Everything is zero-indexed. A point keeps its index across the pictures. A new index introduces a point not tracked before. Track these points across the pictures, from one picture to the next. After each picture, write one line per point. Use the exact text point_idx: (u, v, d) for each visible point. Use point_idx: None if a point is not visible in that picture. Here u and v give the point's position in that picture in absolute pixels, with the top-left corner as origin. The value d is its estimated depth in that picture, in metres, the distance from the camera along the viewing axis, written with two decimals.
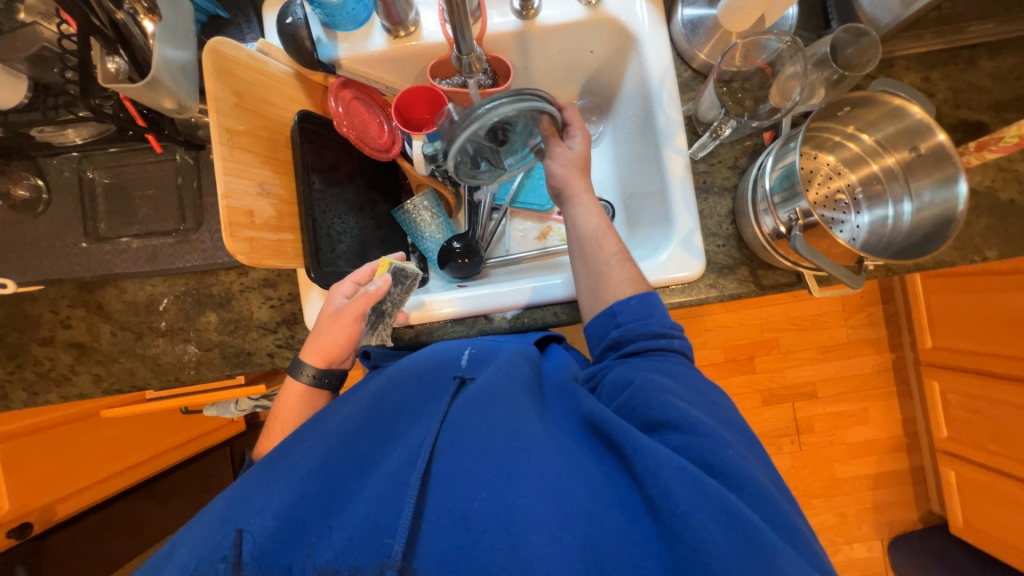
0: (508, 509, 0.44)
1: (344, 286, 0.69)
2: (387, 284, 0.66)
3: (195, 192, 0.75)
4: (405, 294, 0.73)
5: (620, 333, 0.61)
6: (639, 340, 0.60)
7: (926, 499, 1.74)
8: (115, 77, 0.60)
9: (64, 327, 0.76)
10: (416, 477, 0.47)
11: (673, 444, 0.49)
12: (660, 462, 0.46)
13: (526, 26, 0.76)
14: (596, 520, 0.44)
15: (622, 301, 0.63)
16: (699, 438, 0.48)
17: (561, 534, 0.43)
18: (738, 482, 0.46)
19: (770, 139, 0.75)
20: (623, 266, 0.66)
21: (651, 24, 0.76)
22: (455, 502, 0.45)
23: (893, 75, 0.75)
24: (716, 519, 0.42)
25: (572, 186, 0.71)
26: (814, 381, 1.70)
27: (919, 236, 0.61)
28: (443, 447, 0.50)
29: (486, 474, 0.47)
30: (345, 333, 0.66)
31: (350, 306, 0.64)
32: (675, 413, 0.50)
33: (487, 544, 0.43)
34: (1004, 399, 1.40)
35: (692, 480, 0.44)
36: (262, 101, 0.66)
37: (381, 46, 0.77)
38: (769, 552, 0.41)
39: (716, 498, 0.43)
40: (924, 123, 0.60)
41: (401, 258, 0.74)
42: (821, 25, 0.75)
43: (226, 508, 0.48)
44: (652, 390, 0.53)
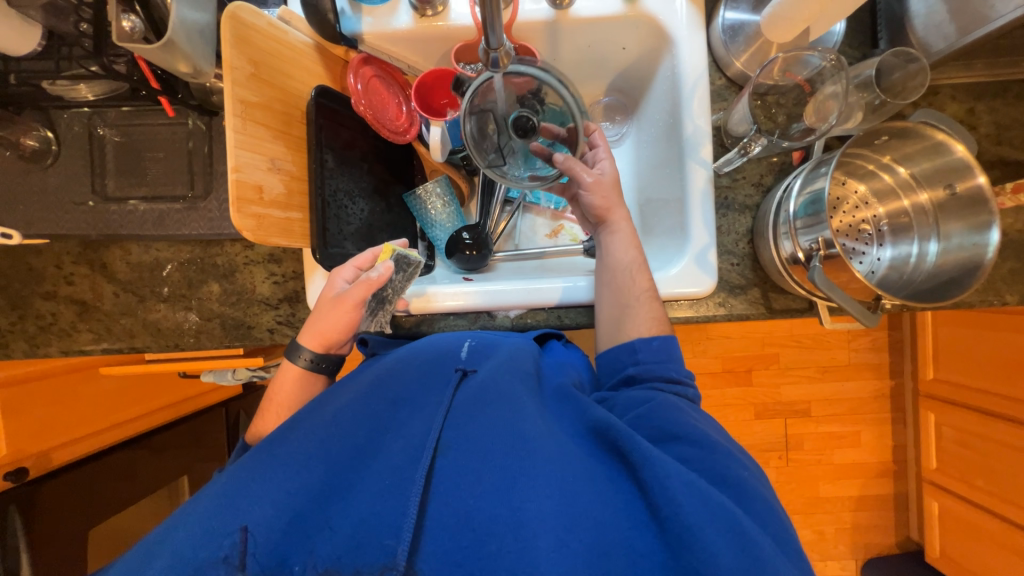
0: (515, 513, 0.44)
1: (346, 271, 0.67)
2: (389, 271, 0.65)
3: (205, 159, 0.73)
4: (405, 283, 0.73)
5: (637, 371, 0.60)
6: (653, 379, 0.59)
7: (905, 525, 1.76)
8: (131, 36, 0.57)
9: (67, 283, 0.76)
10: (419, 474, 0.47)
11: (683, 457, 0.49)
12: (669, 472, 0.45)
13: (558, 16, 0.73)
14: (602, 527, 0.44)
15: (644, 340, 0.61)
16: (707, 453, 0.49)
17: (569, 539, 0.43)
18: (743, 496, 0.47)
19: (800, 160, 0.73)
20: (649, 303, 0.64)
21: (690, 25, 0.72)
22: (461, 502, 0.46)
23: (936, 104, 0.72)
24: (722, 533, 0.42)
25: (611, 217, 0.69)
26: (810, 400, 1.70)
27: (940, 280, 0.60)
28: (447, 444, 0.50)
29: (492, 475, 0.47)
30: (346, 319, 0.65)
31: (352, 292, 0.63)
32: (685, 428, 0.51)
33: (492, 547, 0.43)
34: (999, 438, 1.39)
35: (698, 493, 0.44)
36: (279, 73, 0.64)
37: (407, 24, 0.74)
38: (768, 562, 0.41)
39: (723, 515, 0.43)
40: (965, 163, 0.57)
41: (405, 246, 0.74)
42: (868, 43, 0.72)
43: (224, 497, 0.47)
44: (665, 407, 0.53)
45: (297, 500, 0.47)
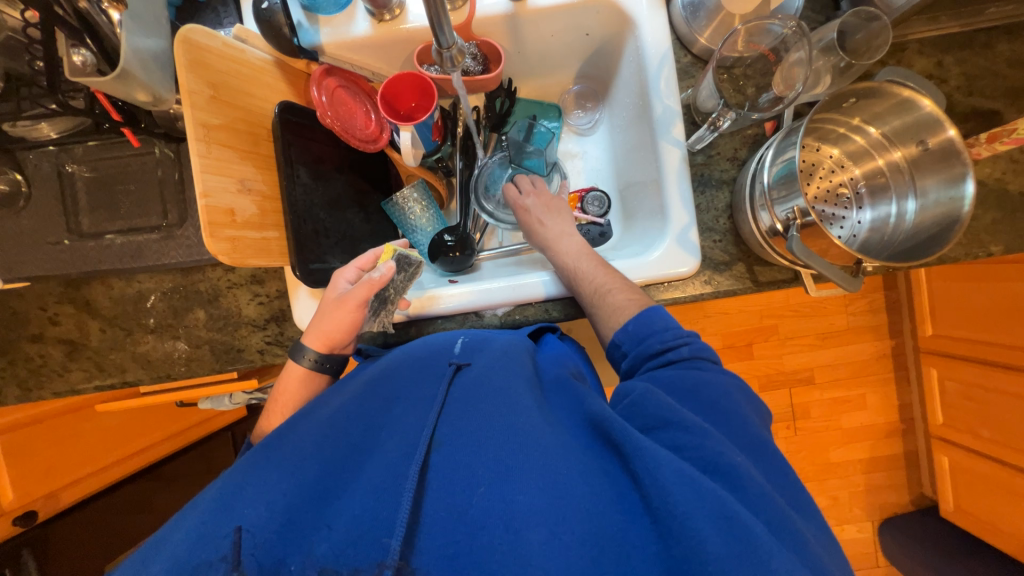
0: (506, 505, 0.44)
1: (349, 272, 0.68)
2: (392, 271, 0.66)
3: (178, 186, 0.73)
4: (408, 283, 0.72)
5: (630, 364, 0.59)
6: (646, 359, 0.58)
7: (918, 482, 1.76)
8: (82, 71, 0.58)
9: (53, 324, 0.76)
10: (412, 469, 0.46)
11: (676, 444, 0.47)
12: (659, 461, 0.44)
13: (517, 8, 0.72)
14: (595, 518, 0.43)
15: (621, 330, 0.60)
16: (701, 438, 0.46)
17: (561, 530, 0.42)
18: (739, 482, 0.43)
19: (772, 130, 0.72)
20: (612, 292, 0.64)
21: (650, 5, 0.72)
22: (451, 497, 0.45)
23: (904, 60, 0.71)
24: (713, 519, 0.40)
25: (547, 235, 0.76)
26: (812, 367, 1.70)
27: (920, 238, 0.59)
28: (441, 440, 0.50)
29: (484, 466, 0.47)
30: (348, 319, 0.65)
31: (354, 292, 0.64)
32: (675, 412, 0.49)
33: (484, 539, 0.42)
34: (1003, 388, 1.39)
35: (689, 482, 0.42)
36: (240, 92, 0.64)
37: (366, 30, 0.73)
38: (765, 554, 0.39)
39: (712, 499, 0.41)
40: (934, 117, 0.56)
41: (406, 246, 0.75)
42: (831, 5, 0.71)
43: (221, 499, 0.46)
44: (649, 391, 0.51)
45: (290, 508, 0.45)
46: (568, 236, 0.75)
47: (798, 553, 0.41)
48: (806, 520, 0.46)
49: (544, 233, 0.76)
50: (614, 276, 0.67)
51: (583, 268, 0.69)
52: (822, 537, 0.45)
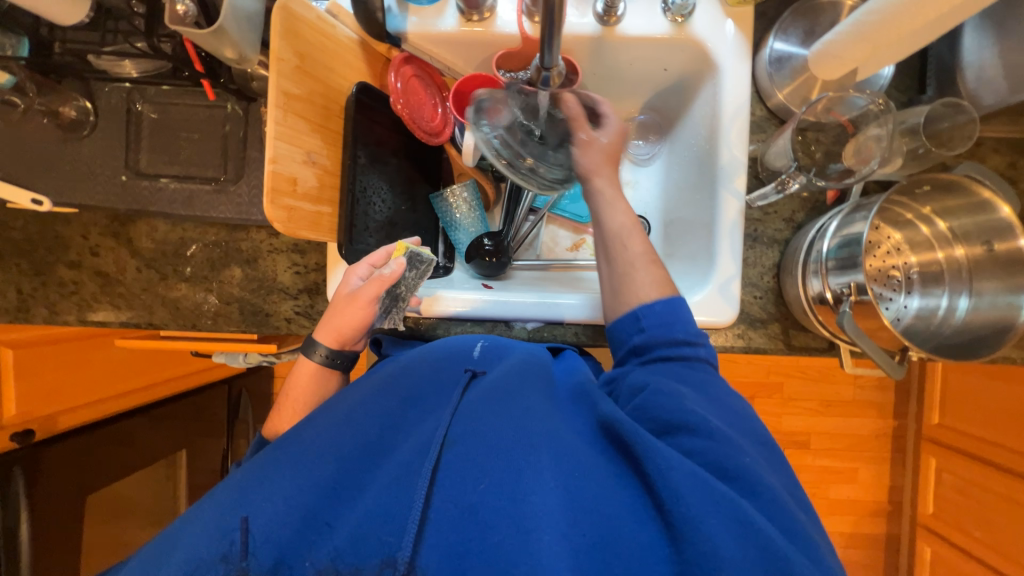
0: (518, 505, 0.43)
1: (361, 269, 0.66)
2: (402, 268, 0.64)
3: (240, 144, 0.74)
4: (417, 281, 0.71)
5: (642, 341, 0.57)
6: (661, 346, 0.57)
7: (895, 567, 1.74)
8: (181, 20, 0.56)
9: (92, 255, 0.77)
10: (426, 468, 0.46)
11: (686, 448, 0.47)
12: (671, 463, 0.44)
13: (605, 32, 0.72)
14: (606, 521, 0.43)
15: (648, 305, 0.59)
16: (714, 442, 0.46)
17: (571, 532, 0.42)
18: (751, 487, 0.44)
19: (834, 199, 0.72)
20: (652, 267, 0.62)
21: (736, 54, 0.72)
22: (463, 494, 0.44)
23: (978, 155, 0.71)
24: (727, 525, 0.40)
25: (602, 175, 0.67)
26: (810, 432, 1.69)
27: (969, 337, 0.58)
28: (453, 438, 0.49)
29: (496, 466, 0.46)
30: (359, 316, 0.63)
31: (364, 288, 0.63)
32: (687, 416, 0.48)
33: (495, 538, 0.42)
34: (1001, 491, 1.38)
35: (702, 485, 0.42)
36: (322, 66, 0.64)
37: (451, 27, 0.74)
38: (780, 556, 0.40)
39: (726, 504, 0.41)
40: (1008, 223, 0.56)
41: (417, 242, 0.72)
42: (915, 88, 0.71)
43: (235, 494, 0.46)
44: (662, 392, 0.51)
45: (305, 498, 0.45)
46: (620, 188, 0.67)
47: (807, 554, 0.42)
48: (808, 514, 0.48)
49: (605, 174, 0.67)
50: (655, 250, 0.64)
51: (632, 230, 0.64)
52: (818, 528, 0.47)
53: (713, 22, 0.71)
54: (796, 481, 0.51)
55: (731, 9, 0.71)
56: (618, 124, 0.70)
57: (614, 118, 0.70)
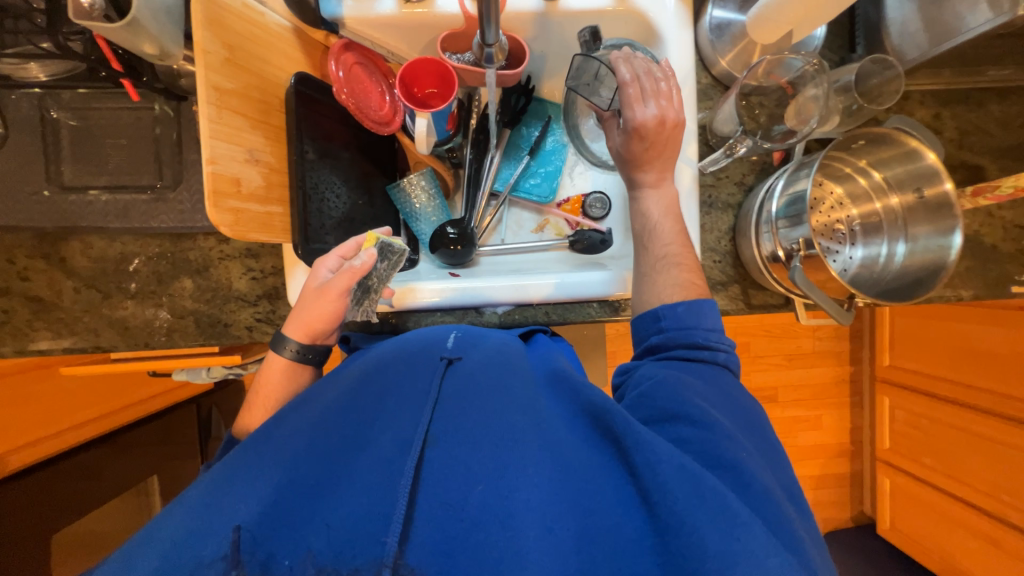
0: (504, 503, 0.44)
1: (330, 260, 0.65)
2: (373, 259, 0.62)
3: (174, 147, 0.69)
4: (390, 271, 0.70)
5: (660, 340, 0.59)
6: (678, 348, 0.58)
7: (859, 500, 1.89)
8: (88, 14, 0.52)
9: (22, 280, 0.71)
10: (409, 466, 0.45)
11: (683, 437, 0.48)
12: (661, 456, 0.44)
13: (548, 7, 0.71)
14: (590, 513, 0.44)
15: (669, 305, 0.60)
16: (711, 434, 0.47)
17: (556, 528, 0.43)
18: (743, 479, 0.45)
19: (779, 160, 0.74)
20: (672, 269, 0.63)
21: (678, 24, 0.72)
22: (448, 494, 0.44)
23: (906, 109, 0.75)
24: (712, 518, 0.41)
25: (641, 172, 0.68)
26: (777, 386, 1.78)
27: (907, 280, 0.63)
28: (437, 437, 0.48)
29: (483, 464, 0.46)
30: (330, 309, 0.63)
31: (335, 281, 0.61)
32: (688, 407, 0.49)
33: (482, 536, 0.42)
34: (947, 420, 1.50)
35: (692, 480, 0.43)
36: (255, 57, 0.60)
37: (391, 9, 0.71)
38: (758, 552, 0.40)
39: (713, 499, 0.42)
40: (934, 169, 0.60)
41: (389, 233, 0.70)
42: (846, 47, 0.74)
43: (212, 494, 0.46)
44: (666, 385, 0.52)
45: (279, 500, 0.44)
46: (660, 185, 0.68)
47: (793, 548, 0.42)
48: (801, 513, 0.47)
49: (637, 175, 0.68)
50: (681, 251, 0.65)
51: (657, 228, 0.66)
52: (810, 526, 0.47)
53: None
54: (790, 473, 0.51)
55: None
56: (658, 119, 0.64)
57: (658, 112, 0.64)
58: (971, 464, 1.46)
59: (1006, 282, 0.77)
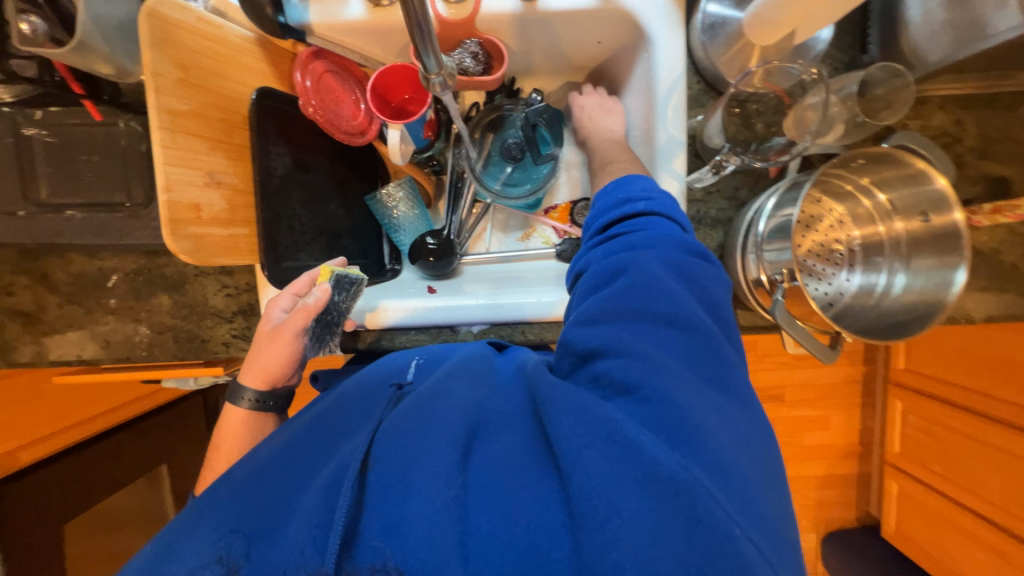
0: (424, 495, 0.41)
1: (282, 299, 0.62)
2: (328, 295, 0.59)
3: (145, 163, 0.68)
4: (350, 302, 0.68)
5: (599, 223, 0.58)
6: (615, 219, 0.56)
7: (866, 501, 1.85)
8: (33, 40, 0.51)
9: (8, 294, 0.72)
10: (346, 487, 0.43)
11: (601, 378, 0.46)
12: (564, 416, 0.43)
13: (526, 8, 0.67)
14: (511, 495, 0.42)
15: (605, 188, 0.60)
16: (622, 358, 0.45)
17: (478, 518, 0.41)
18: (648, 393, 0.43)
19: (776, 173, 0.69)
20: (619, 169, 0.67)
21: (668, 24, 0.66)
22: (382, 507, 0.42)
23: (922, 115, 0.68)
24: (609, 462, 0.40)
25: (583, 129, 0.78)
26: (784, 386, 1.73)
27: (900, 319, 0.58)
28: (375, 456, 0.46)
29: (404, 457, 0.45)
30: (287, 351, 0.61)
31: (289, 321, 0.59)
32: (598, 344, 0.47)
33: (410, 538, 0.39)
34: (961, 428, 1.44)
35: (586, 420, 0.42)
36: (212, 74, 0.58)
37: (359, 15, 0.67)
38: (660, 481, 0.38)
39: (602, 431, 0.41)
40: (944, 196, 0.55)
41: (343, 263, 0.68)
42: (857, 46, 0.67)
43: (155, 557, 0.44)
44: (576, 327, 0.49)
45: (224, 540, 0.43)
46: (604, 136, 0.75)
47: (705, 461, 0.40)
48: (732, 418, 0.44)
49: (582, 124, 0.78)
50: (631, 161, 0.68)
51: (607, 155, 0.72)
52: (748, 426, 0.45)
53: None
54: (727, 364, 0.47)
55: None
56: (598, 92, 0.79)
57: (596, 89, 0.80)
58: (983, 475, 1.40)
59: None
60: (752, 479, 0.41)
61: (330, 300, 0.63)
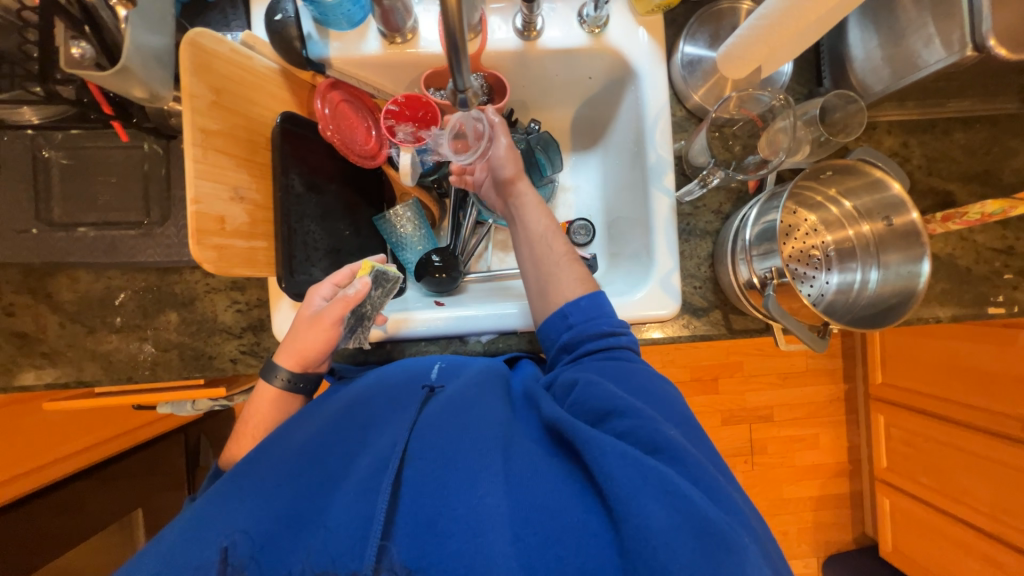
0: (472, 508, 0.45)
1: (324, 288, 0.66)
2: (367, 288, 0.63)
3: (163, 183, 0.71)
4: (384, 298, 0.71)
5: (572, 337, 0.63)
6: (590, 339, 0.62)
7: (861, 521, 1.86)
8: (79, 64, 0.54)
9: (7, 315, 0.71)
10: (386, 483, 0.48)
11: (619, 431, 0.50)
12: (605, 448, 0.46)
13: (526, 47, 0.75)
14: (558, 516, 0.45)
15: (573, 302, 0.64)
16: (644, 420, 0.50)
17: (522, 533, 0.44)
18: (679, 455, 0.47)
19: (754, 188, 0.76)
20: (571, 265, 0.68)
21: (652, 61, 0.75)
22: (422, 510, 0.46)
23: (874, 138, 0.78)
24: (657, 497, 0.43)
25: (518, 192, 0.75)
26: (772, 405, 1.78)
27: (880, 306, 0.65)
28: (413, 453, 0.51)
29: (450, 476, 0.48)
30: (323, 338, 0.63)
31: (329, 309, 0.62)
32: (620, 402, 0.52)
33: (452, 546, 0.44)
34: (942, 438, 1.49)
35: (633, 464, 0.45)
36: (242, 99, 0.63)
37: (375, 50, 0.74)
38: (700, 520, 0.42)
39: (655, 478, 0.44)
40: (900, 199, 0.62)
41: (383, 261, 0.72)
42: (814, 81, 0.78)
43: (195, 526, 0.47)
44: (598, 385, 0.54)
45: (264, 532, 0.47)
46: (540, 205, 0.74)
47: (728, 511, 0.46)
48: (737, 486, 0.52)
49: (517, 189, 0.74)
50: (574, 251, 0.71)
51: (549, 235, 0.71)
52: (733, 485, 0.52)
53: (627, 30, 0.75)
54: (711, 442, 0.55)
55: (642, 18, 0.75)
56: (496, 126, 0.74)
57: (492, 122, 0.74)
58: (968, 484, 1.44)
59: (982, 304, 0.78)
60: (758, 528, 0.48)
61: (368, 293, 0.67)
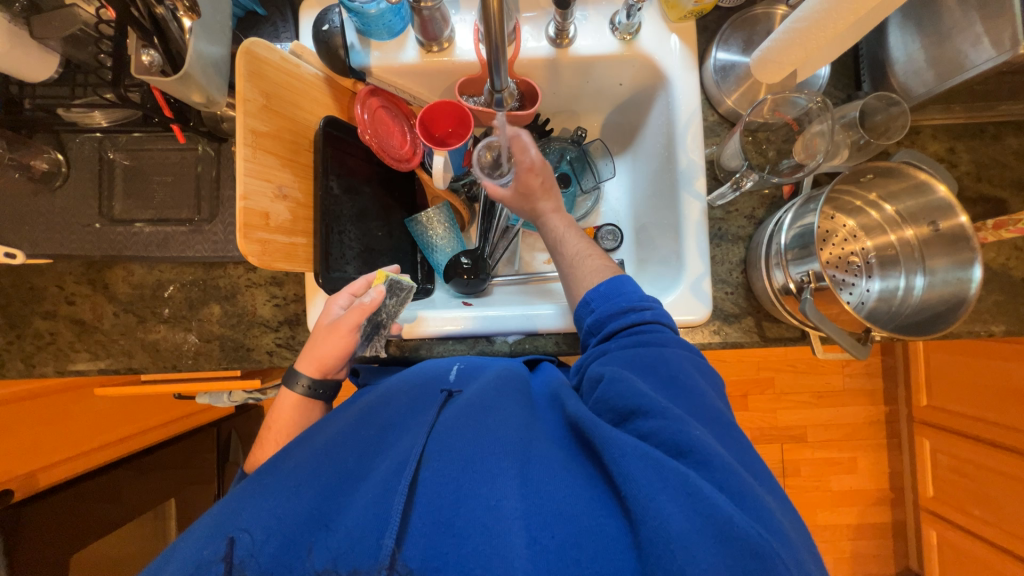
0: (487, 509, 0.45)
1: (342, 298, 0.68)
2: (382, 296, 0.65)
3: (213, 183, 0.75)
4: (399, 307, 0.72)
5: (596, 322, 0.63)
6: (617, 322, 0.61)
7: (904, 554, 1.73)
8: (147, 70, 0.58)
9: (68, 303, 0.76)
10: (402, 483, 0.47)
11: (644, 432, 0.49)
12: (625, 450, 0.46)
13: (559, 54, 0.77)
14: (574, 519, 0.45)
15: (592, 290, 0.65)
16: (667, 421, 0.48)
17: (540, 535, 0.43)
18: (705, 459, 0.45)
19: (790, 193, 0.75)
20: (587, 261, 0.70)
21: (685, 65, 0.76)
22: (438, 510, 0.46)
23: (918, 143, 0.75)
24: (676, 499, 0.42)
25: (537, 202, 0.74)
26: (805, 425, 1.70)
27: (926, 313, 0.62)
28: (430, 456, 0.50)
29: (469, 477, 0.48)
30: (340, 344, 0.65)
31: (346, 317, 0.64)
32: (645, 400, 0.50)
33: (469, 547, 0.43)
34: (997, 468, 1.38)
35: (654, 465, 0.44)
36: (289, 104, 0.66)
37: (413, 58, 0.77)
38: (725, 524, 0.41)
39: (676, 479, 0.43)
40: (947, 203, 0.60)
41: (398, 271, 0.74)
42: (852, 85, 0.76)
43: (221, 520, 0.49)
44: (623, 381, 0.53)
45: (287, 529, 0.47)
46: (559, 211, 0.76)
47: (759, 516, 0.43)
48: (771, 495, 0.49)
49: (538, 207, 0.75)
50: (592, 245, 0.73)
51: (566, 234, 0.74)
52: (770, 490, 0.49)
53: (659, 38, 0.76)
54: (746, 443, 0.53)
55: (674, 25, 0.76)
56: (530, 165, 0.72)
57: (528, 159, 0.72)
58: None
59: None
60: (796, 539, 0.45)
61: (383, 302, 0.68)
